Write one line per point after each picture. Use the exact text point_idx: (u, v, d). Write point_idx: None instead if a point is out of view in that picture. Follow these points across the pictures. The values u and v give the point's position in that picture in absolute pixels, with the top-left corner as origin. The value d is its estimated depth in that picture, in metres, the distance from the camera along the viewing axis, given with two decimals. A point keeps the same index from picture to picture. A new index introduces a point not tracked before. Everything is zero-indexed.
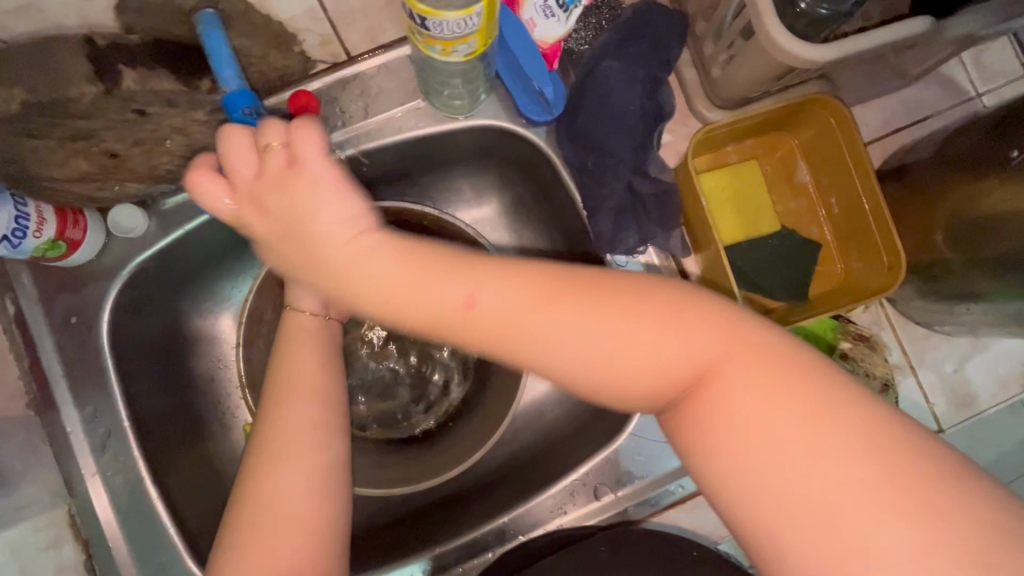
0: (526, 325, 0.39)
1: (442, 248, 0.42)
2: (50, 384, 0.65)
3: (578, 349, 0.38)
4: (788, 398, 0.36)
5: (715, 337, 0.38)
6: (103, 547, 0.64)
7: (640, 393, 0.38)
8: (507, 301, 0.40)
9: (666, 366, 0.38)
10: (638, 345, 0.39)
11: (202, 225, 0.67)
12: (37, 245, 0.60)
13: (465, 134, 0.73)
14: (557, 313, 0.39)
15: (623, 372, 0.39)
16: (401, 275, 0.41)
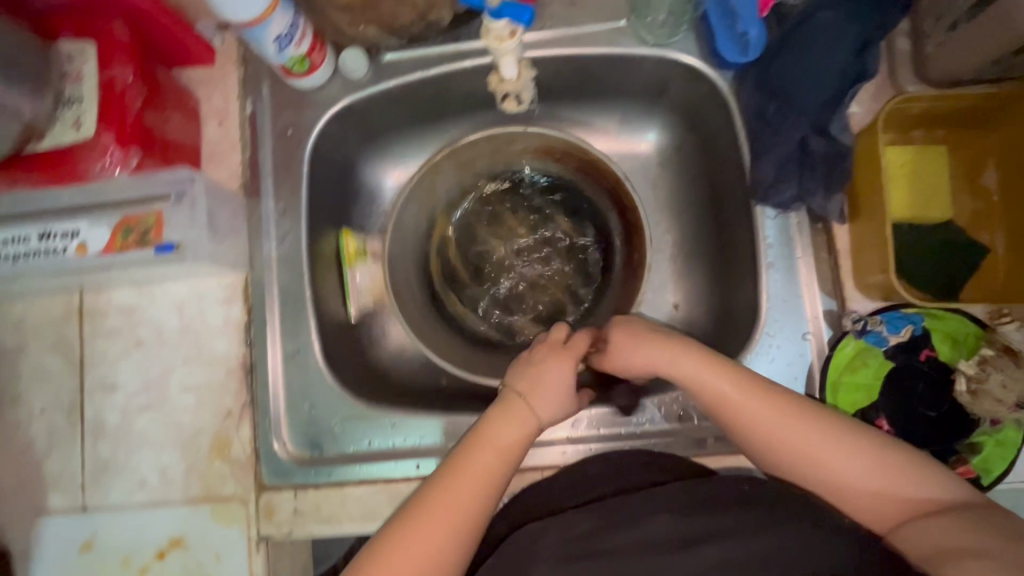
0: (749, 415, 0.56)
1: (707, 361, 0.59)
2: (259, 176, 0.77)
3: (788, 439, 0.54)
4: (916, 486, 0.51)
5: (917, 480, 0.51)
6: (259, 318, 0.75)
7: (834, 471, 0.52)
8: (750, 406, 0.56)
9: (850, 454, 0.52)
10: (848, 465, 0.52)
11: (411, 83, 0.78)
12: (292, 57, 0.71)
13: (651, 65, 0.77)
14: (773, 411, 0.55)
15: (843, 491, 0.53)
16: (695, 366, 0.59)
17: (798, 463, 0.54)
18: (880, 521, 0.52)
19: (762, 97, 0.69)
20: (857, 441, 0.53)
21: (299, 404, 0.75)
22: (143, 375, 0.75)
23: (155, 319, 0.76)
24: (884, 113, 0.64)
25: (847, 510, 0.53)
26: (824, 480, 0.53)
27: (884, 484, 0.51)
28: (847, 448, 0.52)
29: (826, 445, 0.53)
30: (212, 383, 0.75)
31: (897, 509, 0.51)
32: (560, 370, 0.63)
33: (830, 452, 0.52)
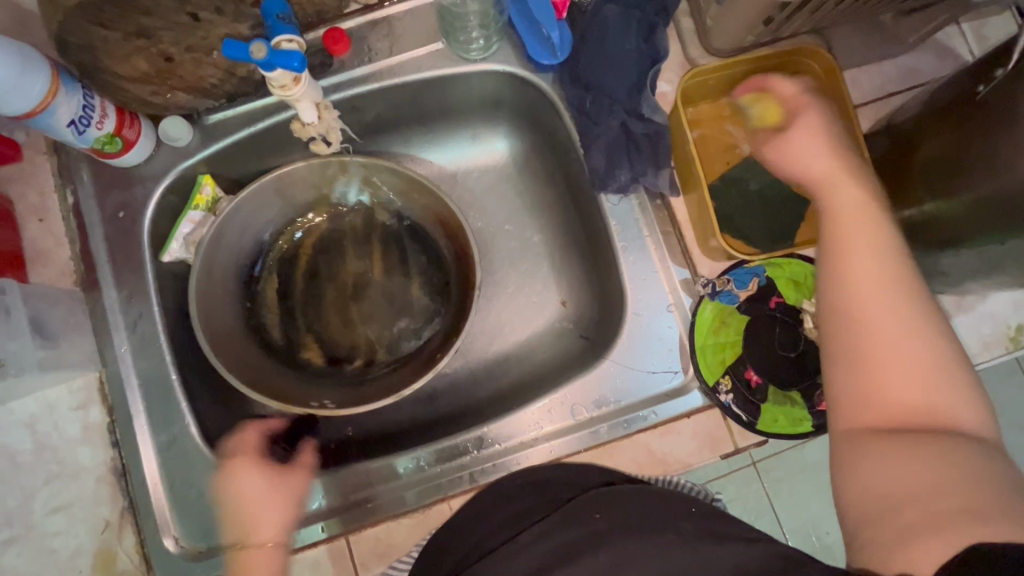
0: (857, 258, 0.51)
1: (870, 210, 0.54)
2: (95, 265, 0.73)
3: (863, 280, 0.50)
4: (923, 408, 0.46)
5: (957, 410, 0.46)
6: (122, 414, 0.70)
7: (877, 336, 0.48)
8: (884, 245, 0.51)
9: (903, 347, 0.47)
10: (903, 352, 0.47)
11: (241, 140, 0.76)
12: (98, 138, 0.67)
13: (477, 79, 0.79)
14: (879, 270, 0.50)
15: (865, 374, 0.48)
16: (886, 225, 0.53)
17: (850, 314, 0.50)
18: (872, 416, 0.47)
19: (580, 92, 0.72)
20: (922, 333, 0.48)
21: (182, 495, 0.69)
22: (2, 507, 0.68)
23: (5, 444, 0.69)
24: (680, 90, 0.69)
25: (839, 378, 0.50)
26: (852, 332, 0.49)
27: (923, 402, 0.46)
28: (907, 336, 0.48)
29: (894, 320, 0.48)
30: (82, 498, 0.69)
31: (907, 413, 0.46)
32: (276, 492, 0.63)
33: (881, 312, 0.49)
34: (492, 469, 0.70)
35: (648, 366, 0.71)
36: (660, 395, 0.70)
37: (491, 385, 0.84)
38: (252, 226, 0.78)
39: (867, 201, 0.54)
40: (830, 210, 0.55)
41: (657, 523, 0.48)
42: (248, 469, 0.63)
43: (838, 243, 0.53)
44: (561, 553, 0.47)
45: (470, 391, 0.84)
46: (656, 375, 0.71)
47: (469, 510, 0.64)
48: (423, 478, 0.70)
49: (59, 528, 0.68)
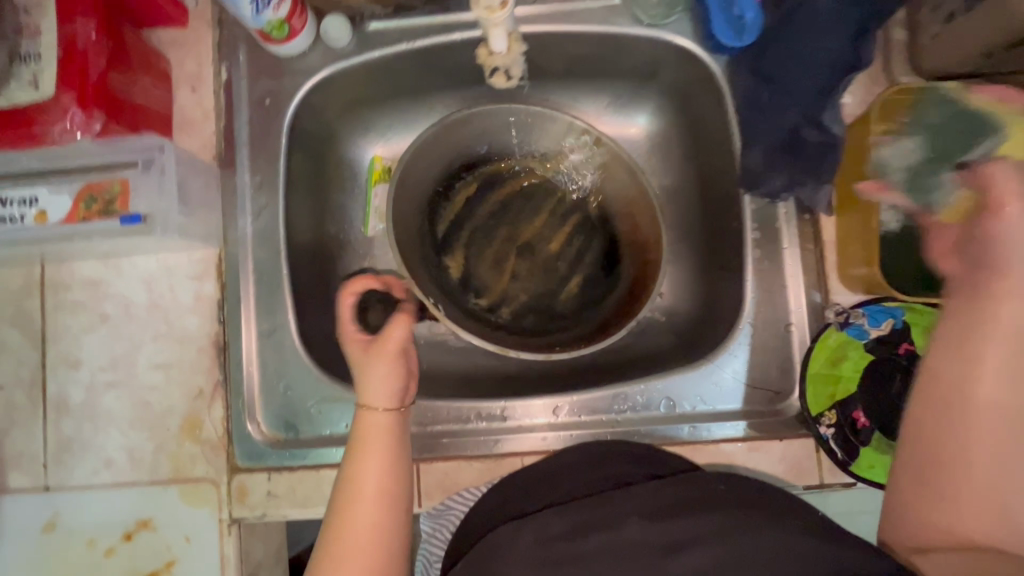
0: (978, 344, 0.43)
1: None
2: (235, 146, 0.74)
3: (999, 373, 0.41)
4: (1008, 511, 0.39)
5: None
6: (232, 294, 0.72)
7: (967, 430, 0.41)
8: (1012, 343, 0.42)
9: (998, 447, 0.40)
10: (1007, 484, 0.40)
11: (392, 55, 0.76)
12: (271, 22, 0.67)
13: (644, 47, 0.75)
14: (1015, 365, 0.41)
15: (937, 496, 0.42)
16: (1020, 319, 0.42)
17: (963, 395, 0.42)
18: (930, 537, 0.42)
19: (757, 84, 0.68)
20: (981, 429, 0.41)
21: (273, 382, 0.72)
22: (110, 352, 0.72)
23: (122, 295, 0.72)
24: (876, 105, 0.64)
25: (901, 483, 0.44)
26: (947, 423, 0.42)
27: (1006, 545, 0.39)
28: (1010, 468, 0.40)
29: (1008, 425, 0.41)
30: (182, 363, 0.72)
31: (941, 541, 0.41)
32: (376, 368, 0.62)
33: (995, 414, 0.41)
34: (565, 435, 0.71)
35: (748, 378, 0.70)
36: (751, 410, 0.69)
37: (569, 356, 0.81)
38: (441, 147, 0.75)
39: None
40: (976, 291, 0.45)
41: (778, 509, 0.49)
42: (358, 349, 0.64)
43: (984, 322, 0.43)
44: (675, 506, 0.50)
45: None
46: (754, 391, 0.69)
47: (554, 466, 0.63)
48: (502, 428, 0.71)
49: (157, 386, 0.71)
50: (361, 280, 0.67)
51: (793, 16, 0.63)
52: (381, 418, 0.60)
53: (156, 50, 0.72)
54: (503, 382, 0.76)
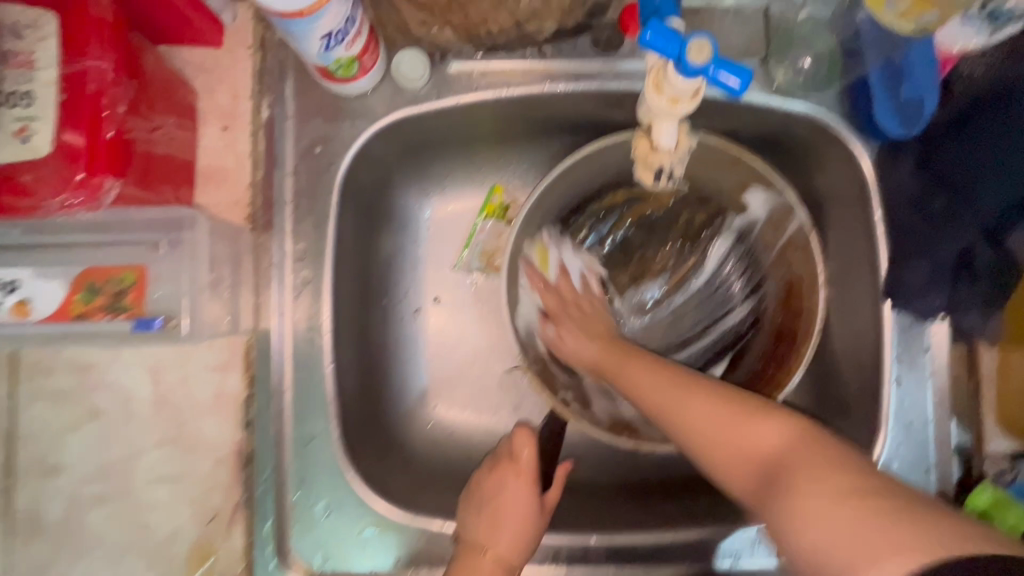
0: (686, 414, 0.50)
1: (660, 369, 0.57)
2: (275, 206, 0.59)
3: (658, 399, 0.53)
4: (833, 495, 0.38)
5: (767, 434, 0.45)
6: (261, 391, 0.58)
7: (706, 439, 0.48)
8: (706, 392, 0.51)
9: (712, 417, 0.48)
10: (710, 420, 0.48)
11: (472, 102, 0.62)
12: (338, 60, 0.53)
13: (775, 119, 0.63)
14: (652, 376, 0.56)
15: (726, 455, 0.47)
16: (664, 382, 0.54)
17: (695, 448, 0.49)
18: (744, 482, 0.46)
19: (923, 184, 0.56)
20: (693, 421, 0.50)
21: (307, 504, 0.58)
22: (100, 457, 0.57)
23: (120, 385, 0.57)
24: None
25: (726, 479, 0.47)
26: (692, 446, 0.49)
27: (752, 449, 0.45)
28: (714, 414, 0.49)
29: (707, 407, 0.49)
30: (195, 476, 0.57)
31: (751, 466, 0.45)
32: (529, 514, 0.58)
33: (694, 410, 0.50)
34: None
35: None
36: None
37: (657, 469, 0.69)
38: (556, 195, 0.70)
39: (673, 368, 0.57)
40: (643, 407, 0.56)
41: None
42: (521, 480, 0.59)
43: (610, 368, 0.64)
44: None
45: (630, 463, 0.69)
46: None
47: None
48: (586, 570, 0.61)
49: (159, 503, 0.57)
50: (527, 430, 0.62)
51: (994, 114, 0.51)
52: None
53: (180, 78, 0.56)
54: (579, 502, 0.67)
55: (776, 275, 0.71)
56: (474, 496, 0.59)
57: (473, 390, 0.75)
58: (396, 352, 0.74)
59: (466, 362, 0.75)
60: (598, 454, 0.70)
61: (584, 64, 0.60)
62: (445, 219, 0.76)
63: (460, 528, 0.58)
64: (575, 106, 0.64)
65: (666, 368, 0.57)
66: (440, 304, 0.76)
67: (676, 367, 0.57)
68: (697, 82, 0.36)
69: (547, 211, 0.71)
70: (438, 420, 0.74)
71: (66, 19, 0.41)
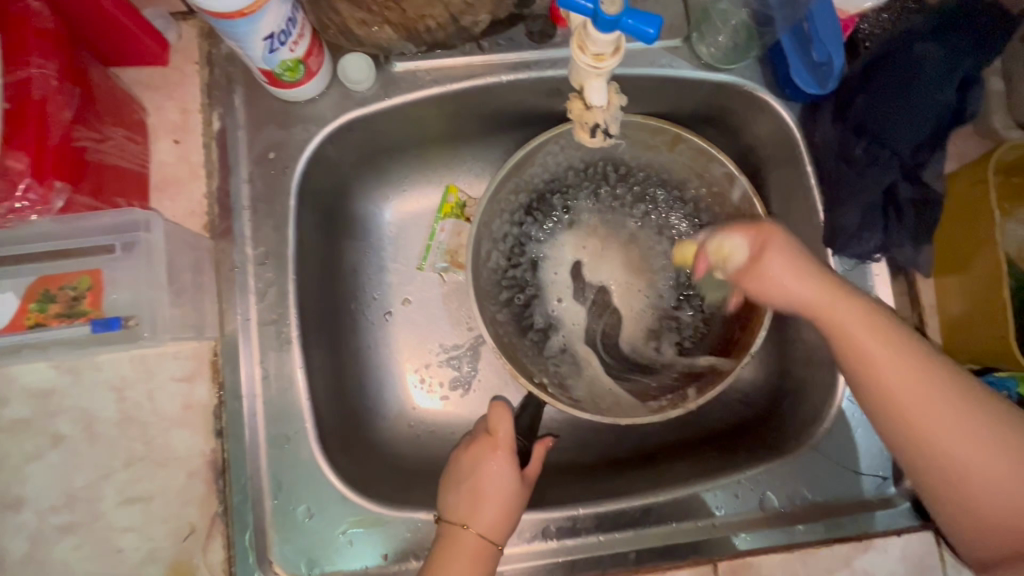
0: (892, 381, 0.46)
1: (942, 375, 0.45)
2: (232, 213, 0.60)
3: (867, 353, 0.47)
4: (1004, 498, 0.44)
5: (983, 427, 0.44)
6: (231, 397, 0.57)
7: (915, 411, 0.45)
8: (897, 383, 0.46)
9: (946, 415, 0.45)
10: (931, 399, 0.45)
11: (420, 100, 0.64)
12: (284, 63, 0.55)
13: (706, 90, 0.67)
14: (908, 358, 0.46)
15: (921, 424, 0.45)
16: (869, 340, 0.47)
17: (874, 383, 0.47)
18: (936, 441, 0.45)
19: (845, 134, 0.61)
20: (904, 392, 0.46)
21: (288, 509, 0.57)
22: (64, 484, 0.55)
23: (82, 405, 0.56)
24: (994, 157, 0.57)
25: (939, 422, 0.45)
26: (905, 404, 0.46)
27: (971, 455, 0.44)
28: (956, 417, 0.44)
29: (948, 391, 0.45)
30: (167, 493, 0.55)
31: (967, 465, 0.44)
32: (510, 484, 0.59)
33: (878, 364, 0.47)
34: (650, 544, 0.61)
35: (839, 467, 0.61)
36: (854, 503, 0.61)
37: (635, 439, 0.71)
38: (511, 186, 0.73)
39: (939, 372, 0.46)
40: (834, 333, 0.49)
41: None
42: (498, 456, 0.60)
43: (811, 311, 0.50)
44: None
45: (611, 439, 0.71)
46: (850, 480, 0.61)
47: None
48: (579, 545, 0.61)
49: (132, 525, 0.55)
50: (501, 401, 0.62)
51: (896, 68, 0.57)
52: (462, 556, 0.55)
53: (128, 94, 0.57)
54: (564, 480, 0.67)
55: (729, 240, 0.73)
56: (453, 474, 0.60)
57: (451, 386, 0.75)
58: (370, 356, 0.74)
59: (441, 360, 0.76)
60: (578, 433, 0.71)
61: (522, 55, 0.64)
62: (408, 221, 0.77)
63: (442, 507, 0.58)
64: (520, 96, 0.67)
65: (914, 353, 0.46)
66: (409, 304, 0.77)
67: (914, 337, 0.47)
68: (615, 35, 0.39)
69: (504, 202, 0.73)
70: (419, 419, 0.74)
71: (7, 33, 0.43)
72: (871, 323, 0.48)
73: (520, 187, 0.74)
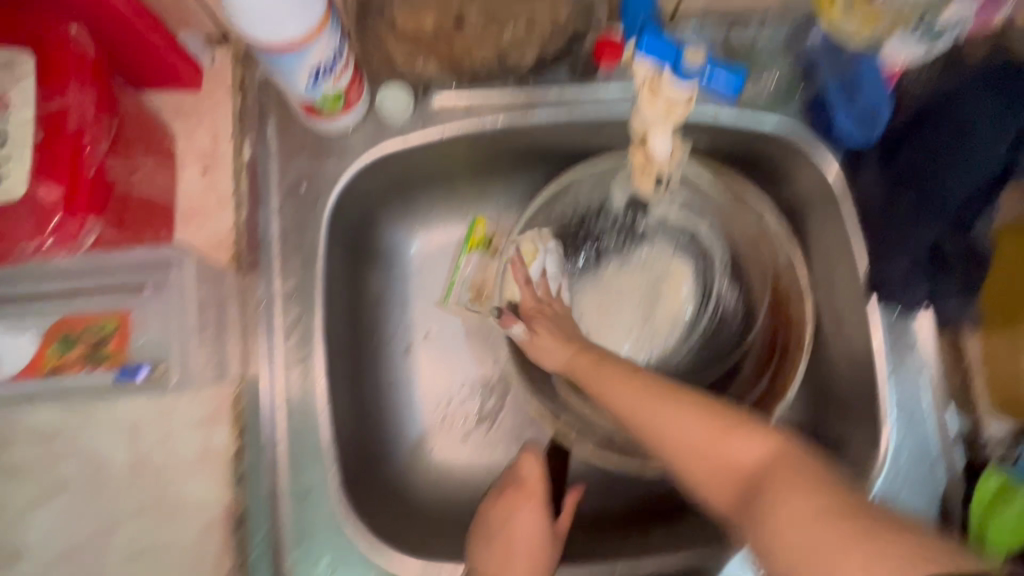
0: (670, 413, 0.49)
1: (689, 402, 0.50)
2: (260, 246, 0.57)
3: (632, 404, 0.52)
4: (815, 511, 0.39)
5: (745, 447, 0.46)
6: (252, 441, 0.54)
7: (684, 449, 0.48)
8: (690, 433, 0.48)
9: (701, 431, 0.48)
10: (684, 430, 0.48)
11: (457, 134, 0.63)
12: (324, 95, 0.53)
13: (746, 134, 0.66)
14: (699, 422, 0.48)
15: (685, 444, 0.48)
16: (638, 396, 0.52)
17: (657, 439, 0.49)
18: (692, 434, 0.48)
19: (891, 184, 0.60)
20: (681, 428, 0.48)
21: (309, 562, 0.54)
22: (68, 534, 0.51)
23: (91, 447, 0.52)
24: None
25: (686, 423, 0.48)
26: (695, 440, 0.48)
27: (697, 446, 0.47)
28: (695, 423, 0.48)
29: (695, 423, 0.48)
30: (178, 546, 0.52)
31: (723, 478, 0.46)
32: (544, 537, 0.56)
33: (678, 415, 0.49)
34: None
35: None
36: None
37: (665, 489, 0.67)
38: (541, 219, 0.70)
39: (725, 428, 0.48)
40: (638, 431, 0.51)
41: None
42: (532, 507, 0.57)
43: (647, 430, 0.50)
44: None
45: (641, 487, 0.68)
46: None
47: None
48: None
49: None
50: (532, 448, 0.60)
51: (949, 119, 0.54)
52: None
53: (158, 120, 0.55)
54: (593, 534, 0.64)
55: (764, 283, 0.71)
56: (482, 526, 0.57)
57: (473, 427, 0.72)
58: (390, 393, 0.71)
59: (463, 399, 0.73)
60: (608, 481, 0.68)
61: (564, 91, 0.62)
62: (433, 253, 0.75)
63: (471, 560, 0.55)
64: (559, 132, 0.66)
65: (704, 421, 0.48)
66: (432, 339, 0.74)
67: (692, 401, 0.50)
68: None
69: (534, 234, 0.70)
70: (439, 461, 0.70)
71: (45, 61, 0.40)
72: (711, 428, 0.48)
73: (549, 220, 0.71)
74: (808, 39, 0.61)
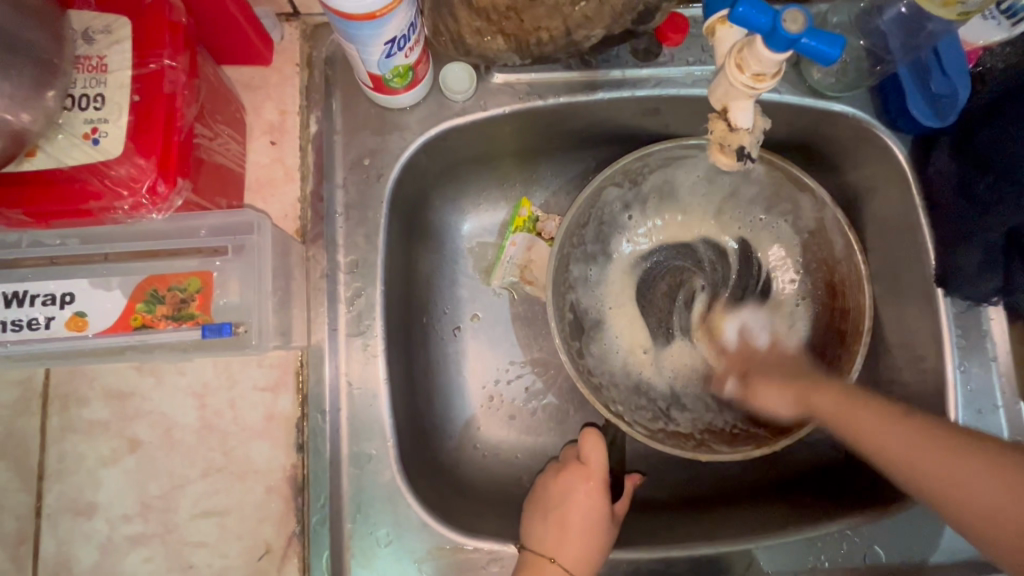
0: (873, 436, 0.47)
1: (902, 424, 0.47)
2: (323, 220, 0.58)
3: (825, 406, 0.50)
4: (1009, 503, 0.43)
5: (977, 472, 0.44)
6: (314, 410, 0.55)
7: (899, 461, 0.46)
8: (897, 441, 0.46)
9: (897, 430, 0.47)
10: (898, 439, 0.46)
11: (517, 113, 0.63)
12: (393, 70, 0.53)
13: (809, 118, 0.65)
14: (902, 429, 0.47)
15: (904, 468, 0.46)
16: (865, 413, 0.48)
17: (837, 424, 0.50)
18: (896, 445, 0.46)
19: (965, 170, 0.58)
20: (888, 441, 0.47)
21: (367, 532, 0.54)
22: (139, 492, 0.52)
23: (160, 409, 0.54)
24: None
25: (897, 440, 0.47)
26: (903, 452, 0.46)
27: (924, 464, 0.45)
28: (913, 442, 0.46)
29: (910, 440, 0.46)
30: (243, 508, 0.53)
31: (950, 491, 0.44)
32: (598, 516, 0.56)
33: (870, 422, 0.48)
34: None
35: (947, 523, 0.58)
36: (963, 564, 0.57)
37: (716, 477, 0.67)
38: (593, 203, 0.68)
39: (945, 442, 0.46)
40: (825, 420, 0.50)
41: None
42: (589, 486, 0.57)
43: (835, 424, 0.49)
44: None
45: (691, 475, 0.67)
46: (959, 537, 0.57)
47: None
48: None
49: (208, 537, 0.52)
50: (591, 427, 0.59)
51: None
52: None
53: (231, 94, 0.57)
54: (643, 519, 0.64)
55: (817, 276, 0.69)
56: (537, 504, 0.58)
57: (519, 408, 0.72)
58: (439, 371, 0.71)
59: (507, 382, 0.73)
60: (657, 467, 0.68)
61: (626, 72, 0.62)
62: (480, 234, 0.75)
63: (524, 535, 0.56)
64: (617, 113, 0.65)
65: (906, 424, 0.47)
66: (479, 321, 0.74)
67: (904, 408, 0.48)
68: (782, 56, 0.38)
69: (585, 216, 0.68)
70: (485, 440, 0.71)
71: (138, 26, 0.41)
72: (861, 405, 0.48)
73: (598, 202, 0.68)
74: (882, 19, 0.59)
